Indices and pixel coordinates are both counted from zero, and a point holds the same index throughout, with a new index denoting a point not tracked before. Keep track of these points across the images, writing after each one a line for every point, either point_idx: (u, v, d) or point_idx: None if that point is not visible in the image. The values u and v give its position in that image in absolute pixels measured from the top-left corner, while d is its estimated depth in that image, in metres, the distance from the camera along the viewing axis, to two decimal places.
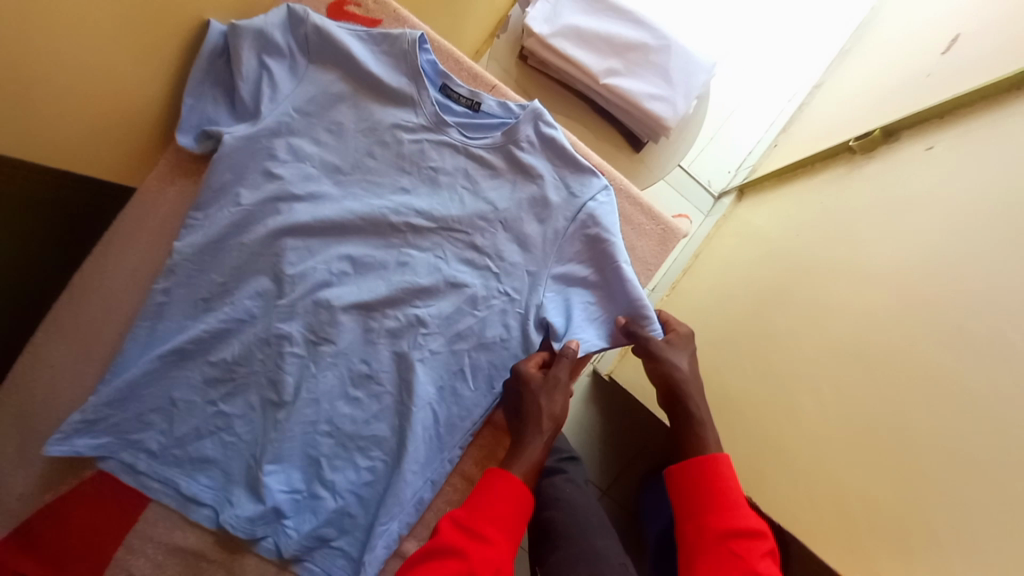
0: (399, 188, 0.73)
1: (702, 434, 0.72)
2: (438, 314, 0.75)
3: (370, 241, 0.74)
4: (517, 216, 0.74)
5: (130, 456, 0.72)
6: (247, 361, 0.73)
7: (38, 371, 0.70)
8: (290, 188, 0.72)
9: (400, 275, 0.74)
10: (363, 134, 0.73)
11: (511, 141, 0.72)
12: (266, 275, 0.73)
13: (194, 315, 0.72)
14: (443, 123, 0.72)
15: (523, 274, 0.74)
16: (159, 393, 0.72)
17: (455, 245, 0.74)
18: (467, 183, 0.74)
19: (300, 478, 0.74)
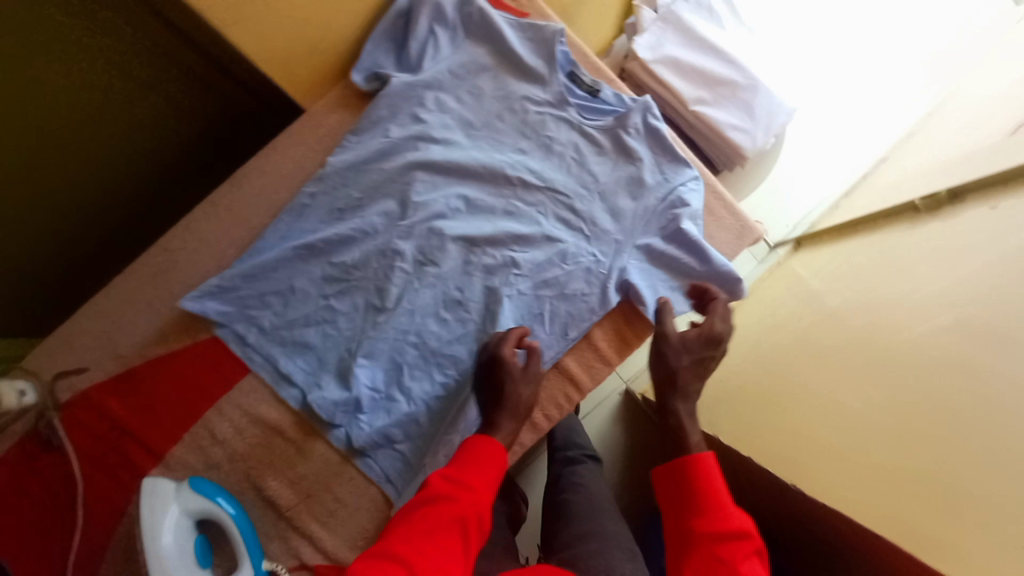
0: (518, 149, 0.85)
1: (687, 433, 0.73)
2: (532, 260, 0.84)
3: (486, 189, 0.85)
4: (615, 190, 0.85)
5: (244, 328, 0.83)
6: (362, 266, 0.84)
7: (186, 241, 0.84)
8: (431, 131, 0.83)
9: (504, 222, 0.85)
10: (497, 100, 0.85)
11: (620, 126, 0.85)
12: (393, 200, 0.84)
13: (328, 220, 0.84)
14: (565, 102, 0.85)
15: (611, 240, 0.84)
16: (283, 278, 0.84)
17: (557, 205, 0.85)
18: (577, 155, 0.85)
19: (382, 379, 0.83)
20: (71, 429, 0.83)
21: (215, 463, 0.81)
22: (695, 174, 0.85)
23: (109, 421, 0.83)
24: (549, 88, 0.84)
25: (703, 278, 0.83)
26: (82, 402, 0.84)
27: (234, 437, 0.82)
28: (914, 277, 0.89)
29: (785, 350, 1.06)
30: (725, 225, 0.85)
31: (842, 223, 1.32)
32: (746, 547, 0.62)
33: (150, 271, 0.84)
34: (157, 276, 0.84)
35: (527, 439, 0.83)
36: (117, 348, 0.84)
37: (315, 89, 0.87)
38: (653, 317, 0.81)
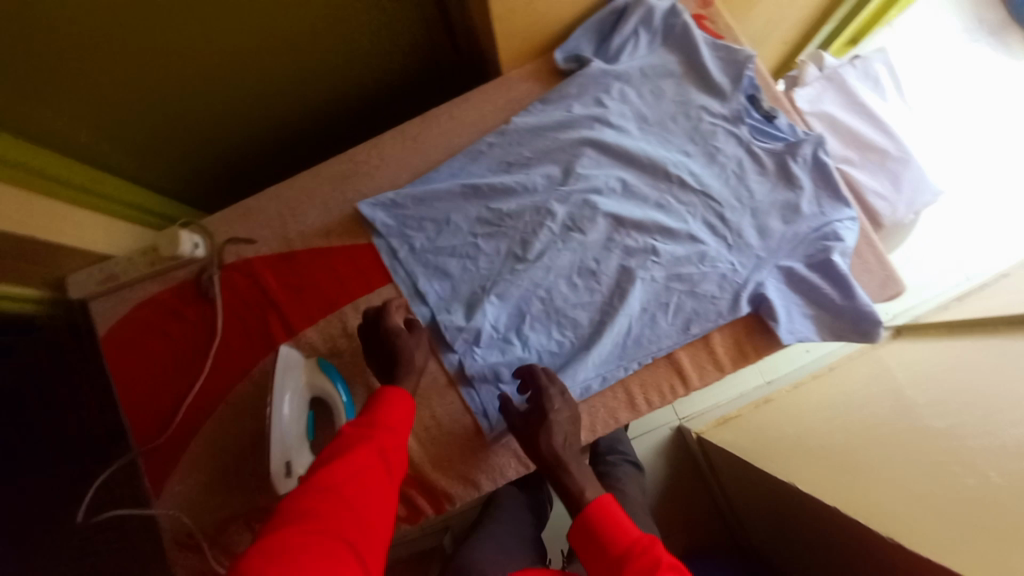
0: (683, 151, 0.91)
1: (583, 486, 0.74)
2: (671, 253, 0.88)
3: (645, 178, 0.91)
4: (767, 210, 0.88)
5: (398, 243, 0.92)
6: (516, 217, 0.91)
7: (372, 158, 0.96)
8: (610, 117, 0.91)
9: (654, 212, 0.90)
10: (676, 104, 0.92)
11: (789, 153, 0.89)
12: (558, 167, 0.91)
13: (496, 170, 0.92)
14: (740, 120, 0.91)
15: (753, 255, 0.87)
16: (443, 209, 0.92)
17: (707, 210, 0.89)
18: (738, 169, 0.90)
19: (505, 321, 0.88)
20: (228, 289, 0.94)
21: (340, 351, 0.90)
22: (852, 214, 0.87)
23: (260, 291, 0.94)
24: (728, 104, 0.91)
25: (838, 313, 0.84)
26: (242, 269, 0.95)
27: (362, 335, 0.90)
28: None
29: (883, 426, 1.02)
30: (868, 268, 0.87)
31: (955, 318, 1.27)
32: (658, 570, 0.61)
33: (334, 173, 0.96)
34: (339, 180, 0.96)
35: (623, 416, 0.86)
36: (287, 232, 0.95)
37: (517, 60, 0.97)
38: (782, 335, 0.83)
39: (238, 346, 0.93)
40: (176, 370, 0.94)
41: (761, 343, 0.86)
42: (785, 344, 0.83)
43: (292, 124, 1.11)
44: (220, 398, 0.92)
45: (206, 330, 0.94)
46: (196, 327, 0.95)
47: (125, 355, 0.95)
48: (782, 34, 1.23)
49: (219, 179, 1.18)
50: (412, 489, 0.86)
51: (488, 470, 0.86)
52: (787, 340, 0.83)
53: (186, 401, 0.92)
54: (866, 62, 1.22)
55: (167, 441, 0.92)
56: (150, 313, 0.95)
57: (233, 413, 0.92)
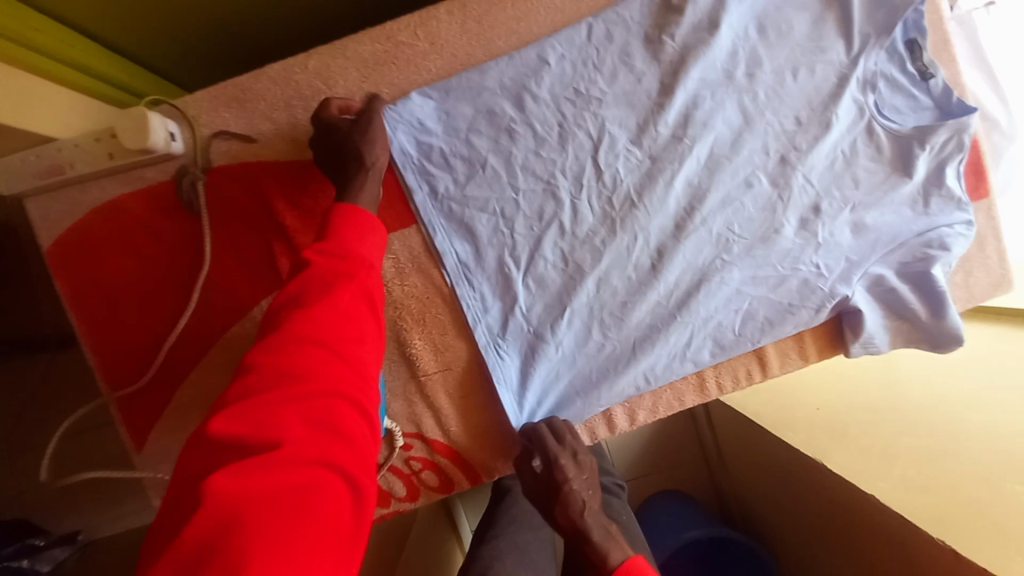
0: (794, 117, 0.69)
1: (607, 552, 0.66)
2: (748, 247, 0.70)
3: (742, 145, 0.69)
4: (869, 204, 0.70)
5: (416, 181, 0.70)
6: (568, 174, 0.70)
7: (419, 40, 0.70)
8: (712, 57, 0.67)
9: (739, 195, 0.70)
10: (803, 50, 0.68)
11: (919, 138, 0.68)
12: (635, 117, 0.69)
13: (558, 101, 0.69)
14: (871, 86, 0.69)
15: (843, 258, 0.71)
16: (477, 148, 0.70)
17: (803, 198, 0.70)
18: (847, 151, 0.70)
19: (537, 308, 0.72)
20: (216, 202, 0.73)
21: None
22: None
23: (262, 210, 0.73)
24: (859, 62, 0.68)
25: (919, 328, 0.72)
26: (237, 176, 0.72)
27: (397, 281, 0.72)
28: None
29: (903, 404, 0.95)
30: (988, 265, 0.74)
31: None
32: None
33: (365, 57, 0.70)
34: (369, 69, 0.71)
35: (689, 399, 0.75)
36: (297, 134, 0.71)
37: None
38: (852, 351, 0.73)
39: (232, 277, 0.74)
40: (151, 300, 0.76)
41: (826, 348, 0.74)
42: (851, 356, 0.73)
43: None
44: (212, 339, 0.75)
45: (192, 251, 0.75)
46: (178, 245, 0.75)
47: (88, 271, 0.75)
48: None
49: (194, 40, 0.88)
50: (445, 462, 0.75)
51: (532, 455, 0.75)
52: (856, 353, 0.73)
53: (169, 338, 0.75)
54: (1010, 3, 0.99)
55: (148, 382, 0.76)
56: (116, 222, 0.74)
57: (231, 360, 0.76)
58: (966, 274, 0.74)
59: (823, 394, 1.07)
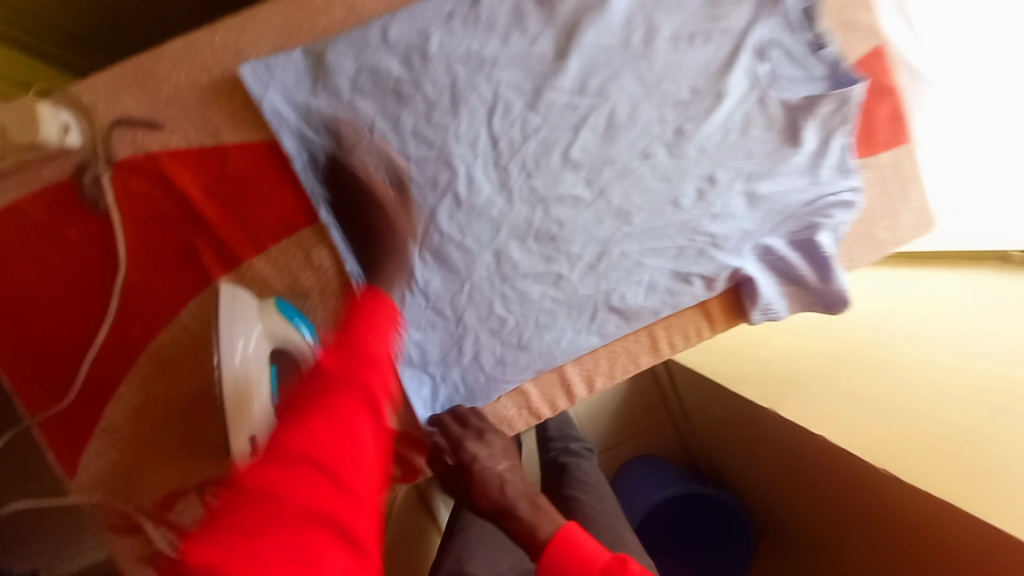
0: (691, 87, 0.71)
1: (536, 521, 0.56)
2: (648, 219, 0.73)
3: (638, 116, 0.71)
4: (761, 174, 0.73)
5: (293, 147, 0.65)
6: (464, 143, 0.68)
7: (335, 6, 0.64)
8: (608, 22, 0.68)
9: (637, 166, 0.72)
10: (701, 17, 0.69)
11: (806, 109, 0.72)
12: (530, 82, 0.69)
13: (450, 64, 0.67)
14: (764, 55, 0.71)
15: (739, 229, 0.74)
16: (362, 111, 0.66)
17: (698, 168, 0.73)
18: (743, 121, 0.72)
19: (436, 283, 0.70)
20: (125, 197, 0.66)
21: (305, 291, 0.68)
22: (892, 152, 0.77)
23: (177, 202, 0.67)
24: (752, 30, 0.70)
25: (810, 292, 0.76)
26: (144, 168, 0.66)
27: (335, 270, 0.68)
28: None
29: (852, 349, 0.98)
30: (912, 209, 0.78)
31: None
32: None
33: (276, 27, 0.64)
34: (281, 40, 0.64)
35: (645, 361, 0.77)
36: (211, 115, 0.65)
37: None
38: (753, 318, 0.75)
39: (156, 278, 0.68)
40: (66, 310, 0.69)
41: (729, 318, 0.77)
42: (752, 323, 0.76)
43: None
44: (139, 348, 0.70)
45: (102, 256, 0.68)
46: (86, 250, 0.68)
47: None
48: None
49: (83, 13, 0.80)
50: (405, 449, 0.74)
51: (498, 425, 0.75)
52: (756, 320, 0.75)
53: (92, 351, 0.69)
54: None
55: (77, 397, 0.71)
56: (13, 229, 0.67)
57: (166, 366, 0.71)
58: (892, 219, 0.78)
59: (773, 345, 1.12)
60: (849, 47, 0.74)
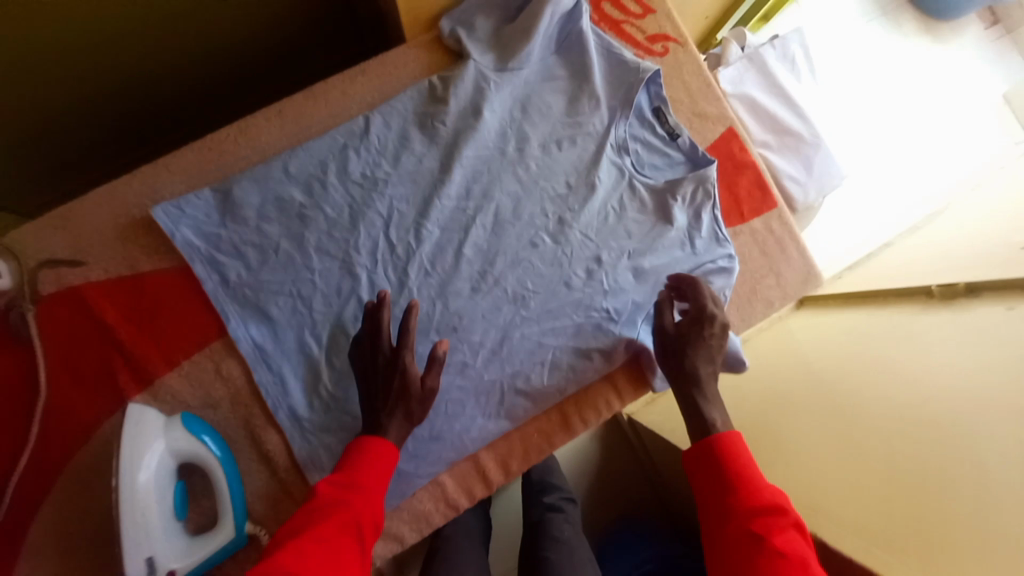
0: (566, 183, 0.81)
1: (710, 413, 0.67)
2: (544, 302, 0.79)
3: (522, 211, 0.80)
4: (643, 250, 0.80)
5: (205, 271, 0.71)
6: (364, 251, 0.76)
7: (241, 146, 0.74)
8: (484, 136, 0.78)
9: (527, 255, 0.79)
10: (564, 124, 0.81)
11: (670, 191, 0.81)
12: (420, 193, 0.78)
13: (347, 188, 0.76)
14: (626, 149, 0.82)
15: (629, 302, 0.79)
16: (269, 234, 0.73)
17: (584, 251, 0.80)
18: (617, 206, 0.81)
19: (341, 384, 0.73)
20: (50, 328, 0.71)
21: (215, 401, 0.71)
22: (762, 219, 0.84)
23: (97, 327, 0.71)
24: (611, 131, 0.81)
25: None
26: (69, 300, 0.71)
27: (244, 380, 0.72)
28: (927, 328, 0.86)
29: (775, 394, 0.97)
30: (793, 266, 0.84)
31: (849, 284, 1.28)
32: (772, 545, 0.53)
33: (190, 168, 0.73)
34: (196, 181, 0.73)
35: (559, 439, 0.77)
36: (127, 247, 0.72)
37: (414, 26, 0.78)
38: (657, 385, 0.78)
39: (78, 402, 0.72)
40: None
41: (636, 388, 0.79)
42: (657, 391, 0.79)
43: (101, 61, 0.85)
44: (55, 472, 0.71)
45: (23, 385, 0.71)
46: (5, 382, 0.70)
47: None
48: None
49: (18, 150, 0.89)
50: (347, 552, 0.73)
51: (415, 521, 0.74)
52: (660, 387, 0.79)
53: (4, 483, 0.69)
54: (785, 42, 1.20)
55: None
56: None
57: (84, 486, 0.72)
58: (776, 276, 0.83)
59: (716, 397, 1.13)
60: (702, 135, 0.84)
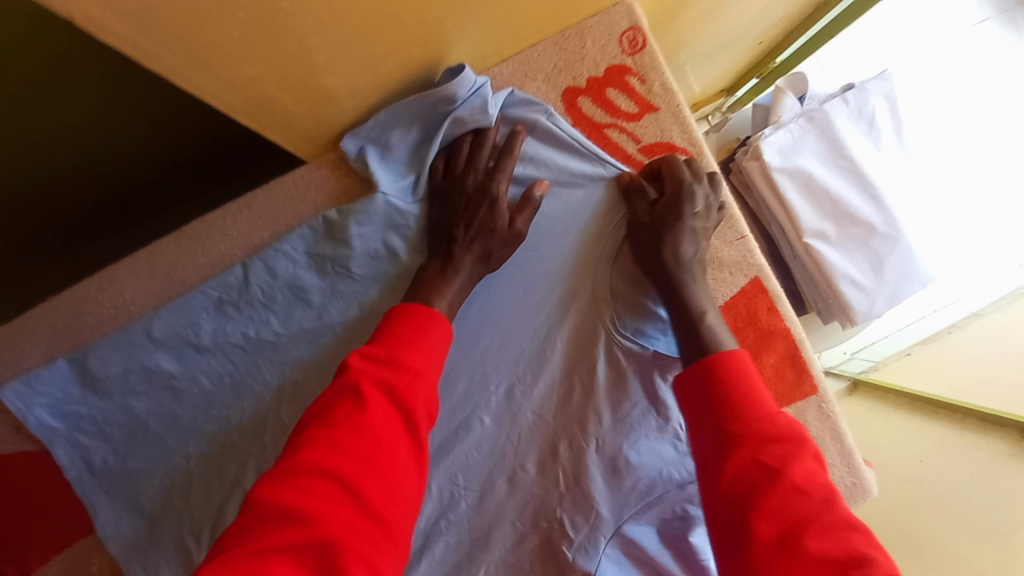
0: (515, 344, 0.62)
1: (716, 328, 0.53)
2: (476, 502, 0.62)
3: (455, 384, 0.62)
4: (617, 442, 0.62)
5: (66, 455, 0.61)
6: (253, 433, 0.61)
7: (104, 305, 0.61)
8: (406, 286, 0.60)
9: (458, 442, 0.62)
10: (519, 269, 0.62)
11: (661, 368, 0.62)
12: (319, 358, 0.60)
13: (228, 352, 0.60)
14: (602, 304, 0.62)
15: (592, 513, 0.61)
16: (137, 412, 0.61)
17: (536, 439, 0.62)
18: (586, 381, 0.62)
19: None
20: None
21: None
22: (793, 408, 0.62)
23: None
24: (579, 286, 0.62)
25: None
26: None
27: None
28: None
29: None
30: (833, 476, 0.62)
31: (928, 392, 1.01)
32: (791, 480, 0.41)
33: (48, 331, 0.61)
34: (53, 350, 0.61)
35: None
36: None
37: (312, 148, 0.59)
38: None
39: None
40: None
41: None
42: None
43: None
44: None
45: None
46: None
47: None
48: (723, 39, 0.89)
49: None
50: None
51: None
52: None
53: None
54: (862, 94, 0.89)
55: None
56: None
57: None
58: None
59: None
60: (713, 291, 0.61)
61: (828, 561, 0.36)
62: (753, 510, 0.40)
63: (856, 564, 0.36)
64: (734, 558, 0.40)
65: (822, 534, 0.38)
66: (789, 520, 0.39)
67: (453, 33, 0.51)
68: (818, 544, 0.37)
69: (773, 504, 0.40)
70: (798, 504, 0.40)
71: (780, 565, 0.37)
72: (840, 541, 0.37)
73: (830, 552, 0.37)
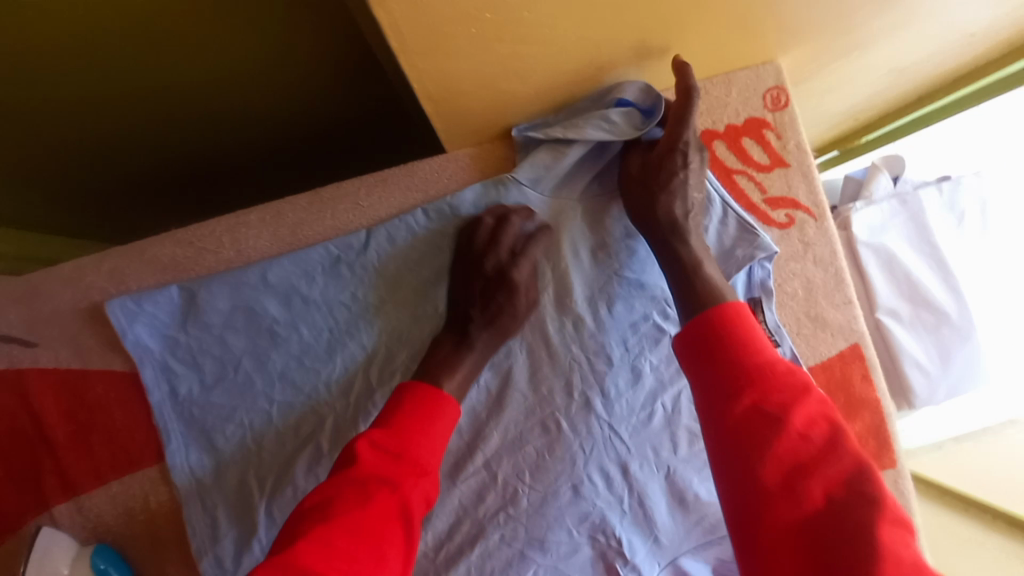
0: (606, 356, 0.63)
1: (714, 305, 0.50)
2: (538, 503, 0.62)
3: (540, 381, 0.63)
4: (688, 472, 0.63)
5: (156, 379, 0.63)
6: (338, 391, 0.62)
7: (225, 248, 0.63)
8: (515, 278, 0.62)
9: (532, 441, 0.63)
10: (622, 286, 0.63)
11: None
12: (419, 331, 0.63)
13: (333, 308, 0.63)
14: None
15: (651, 537, 0.62)
16: (233, 348, 0.63)
17: (607, 454, 0.63)
18: (669, 408, 0.63)
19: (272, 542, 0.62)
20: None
21: (135, 533, 0.64)
22: None
23: (34, 422, 0.63)
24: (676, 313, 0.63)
25: None
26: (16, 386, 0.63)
27: (170, 515, 0.64)
28: None
29: None
30: None
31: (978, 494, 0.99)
32: (793, 426, 0.42)
33: (164, 261, 0.63)
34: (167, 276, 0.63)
35: None
36: (97, 335, 0.63)
37: (457, 140, 0.62)
38: None
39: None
40: None
41: None
42: None
43: (141, 124, 0.73)
44: None
45: None
46: None
47: None
48: (832, 110, 0.91)
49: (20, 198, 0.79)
50: None
51: None
52: None
53: None
54: (957, 187, 0.91)
55: None
56: None
57: None
58: None
59: None
60: (811, 348, 0.64)
61: (832, 499, 0.39)
62: (758, 460, 0.41)
63: (851, 499, 0.38)
64: (743, 502, 0.42)
65: (834, 483, 0.40)
66: (791, 462, 0.41)
67: (631, 57, 0.54)
68: (820, 485, 0.40)
69: (779, 452, 0.41)
70: (799, 447, 0.41)
71: (791, 509, 0.39)
72: (837, 478, 0.40)
73: (832, 491, 0.39)
